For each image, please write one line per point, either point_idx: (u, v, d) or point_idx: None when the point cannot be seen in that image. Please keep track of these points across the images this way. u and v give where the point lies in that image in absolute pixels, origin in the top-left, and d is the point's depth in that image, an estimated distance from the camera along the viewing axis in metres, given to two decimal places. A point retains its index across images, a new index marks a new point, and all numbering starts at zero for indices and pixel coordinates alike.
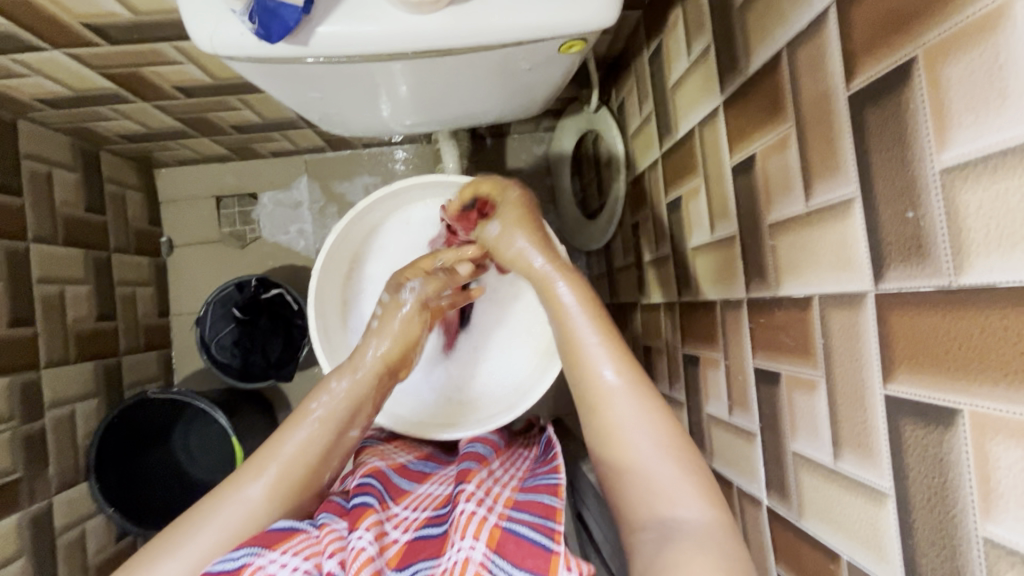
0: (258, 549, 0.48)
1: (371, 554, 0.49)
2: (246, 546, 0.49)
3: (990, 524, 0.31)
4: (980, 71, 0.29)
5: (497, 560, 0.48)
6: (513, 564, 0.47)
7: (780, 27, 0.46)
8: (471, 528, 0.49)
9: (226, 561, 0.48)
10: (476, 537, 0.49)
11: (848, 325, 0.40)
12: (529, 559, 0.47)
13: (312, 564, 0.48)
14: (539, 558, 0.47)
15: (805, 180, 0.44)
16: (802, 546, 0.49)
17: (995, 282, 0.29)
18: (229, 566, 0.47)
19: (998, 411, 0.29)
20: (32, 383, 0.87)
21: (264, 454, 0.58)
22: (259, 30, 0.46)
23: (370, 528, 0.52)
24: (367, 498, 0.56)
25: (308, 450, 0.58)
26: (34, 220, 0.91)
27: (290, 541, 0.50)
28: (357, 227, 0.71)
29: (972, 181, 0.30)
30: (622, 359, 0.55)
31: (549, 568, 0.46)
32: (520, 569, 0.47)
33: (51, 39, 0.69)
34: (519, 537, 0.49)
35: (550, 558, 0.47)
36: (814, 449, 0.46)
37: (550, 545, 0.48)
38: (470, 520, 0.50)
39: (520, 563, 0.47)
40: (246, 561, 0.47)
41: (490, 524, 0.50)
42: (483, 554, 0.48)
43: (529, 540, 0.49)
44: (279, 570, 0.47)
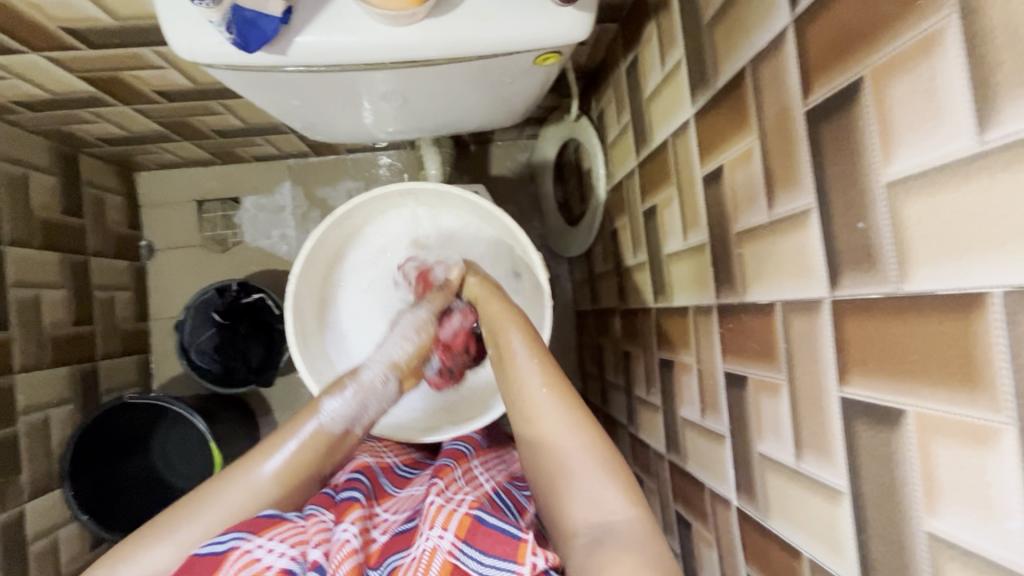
0: (244, 534, 0.49)
1: (354, 547, 0.50)
2: (234, 531, 0.49)
3: (933, 519, 0.32)
4: (919, 90, 0.31)
5: (466, 548, 0.48)
6: (484, 552, 0.48)
7: (744, 44, 0.48)
8: (440, 518, 0.50)
9: (213, 545, 0.48)
10: (445, 527, 0.50)
11: (808, 330, 0.42)
12: (498, 546, 0.47)
13: (298, 551, 0.48)
14: (508, 545, 0.47)
15: (768, 191, 0.46)
16: (768, 545, 0.50)
17: (935, 289, 0.31)
18: (217, 551, 0.48)
19: (939, 412, 0.31)
20: (5, 388, 0.86)
21: (272, 438, 0.59)
22: (237, 40, 0.46)
23: (354, 522, 0.52)
24: (354, 493, 0.57)
25: (313, 443, 0.59)
26: (9, 223, 0.89)
27: (277, 528, 0.50)
28: (336, 233, 0.71)
29: (914, 194, 0.32)
30: (558, 385, 0.56)
31: (517, 554, 0.46)
32: (488, 556, 0.47)
33: (29, 42, 0.69)
34: (489, 526, 0.49)
35: (519, 544, 0.47)
36: (778, 450, 0.48)
37: (517, 533, 0.48)
38: (438, 510, 0.51)
39: (489, 549, 0.47)
40: (233, 545, 0.48)
41: (461, 514, 0.50)
42: (451, 542, 0.49)
43: (498, 527, 0.48)
44: (265, 556, 0.47)
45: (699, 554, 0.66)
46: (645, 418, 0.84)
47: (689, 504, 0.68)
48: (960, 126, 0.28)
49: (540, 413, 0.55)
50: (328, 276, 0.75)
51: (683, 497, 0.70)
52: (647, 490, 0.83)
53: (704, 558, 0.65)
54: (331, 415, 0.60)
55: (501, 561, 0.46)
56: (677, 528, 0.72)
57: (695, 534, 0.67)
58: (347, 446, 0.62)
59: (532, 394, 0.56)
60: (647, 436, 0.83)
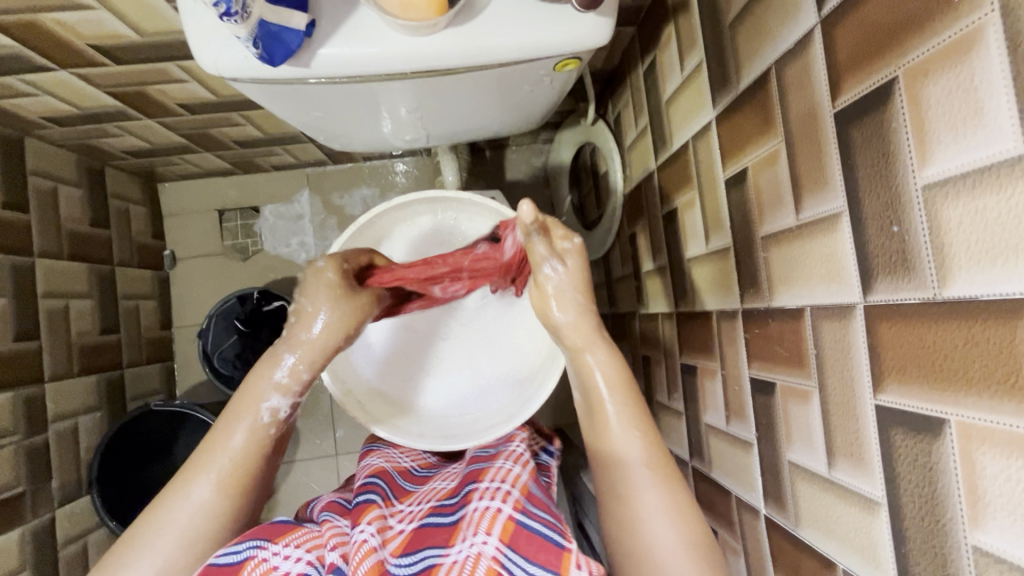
0: (261, 542, 0.47)
1: (373, 546, 0.48)
2: (249, 538, 0.48)
3: (978, 532, 0.31)
4: (957, 91, 0.30)
5: (510, 553, 0.47)
6: (527, 559, 0.46)
7: (768, 45, 0.48)
8: (484, 524, 0.48)
9: (227, 554, 0.46)
10: (489, 532, 0.48)
11: (839, 336, 0.41)
12: (542, 554, 0.46)
13: (314, 556, 0.48)
14: (552, 553, 0.46)
15: (795, 195, 0.45)
16: (800, 556, 0.49)
17: (977, 295, 0.30)
18: (232, 560, 0.46)
19: (984, 422, 0.30)
20: (36, 397, 0.88)
21: (206, 449, 0.55)
22: (262, 54, 0.47)
23: (371, 522, 0.51)
24: (371, 496, 0.56)
25: (250, 445, 0.55)
26: (40, 236, 0.92)
27: (291, 535, 0.49)
28: (362, 238, 0.70)
29: (952, 197, 0.31)
30: (645, 438, 0.53)
31: (561, 565, 0.46)
32: (533, 564, 0.46)
33: (59, 60, 0.71)
34: (532, 531, 0.48)
35: (564, 555, 0.46)
36: (809, 458, 0.47)
37: (562, 542, 0.47)
38: (482, 515, 0.49)
39: (532, 557, 0.46)
40: (249, 555, 0.46)
41: (504, 517, 0.49)
42: (496, 548, 0.47)
43: (542, 534, 0.48)
44: (281, 562, 0.47)
45: (726, 563, 0.65)
46: (666, 423, 0.83)
47: (714, 512, 0.67)
48: (1001, 128, 0.28)
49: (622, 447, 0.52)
50: None
51: (708, 505, 0.69)
52: None
53: (731, 567, 0.64)
54: (274, 403, 0.56)
55: (545, 572, 0.45)
56: None
57: (722, 543, 0.65)
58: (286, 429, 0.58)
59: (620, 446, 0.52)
60: (669, 443, 0.82)
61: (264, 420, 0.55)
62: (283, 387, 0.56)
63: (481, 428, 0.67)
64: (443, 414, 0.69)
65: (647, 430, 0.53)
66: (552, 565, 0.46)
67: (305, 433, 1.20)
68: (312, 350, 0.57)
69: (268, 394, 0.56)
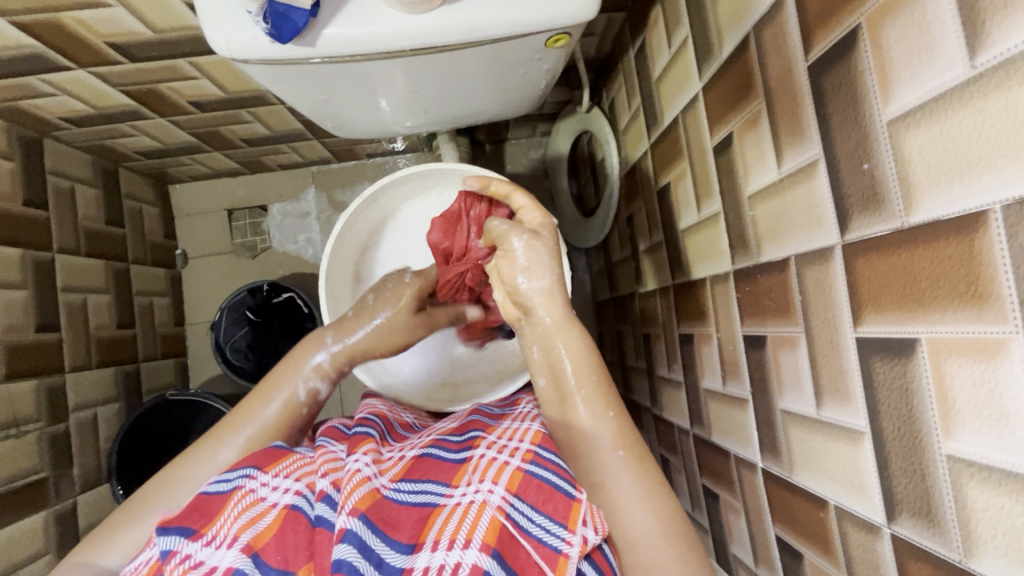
0: (250, 472, 0.48)
1: (366, 475, 0.48)
2: (239, 468, 0.49)
3: (951, 441, 0.33)
4: (912, 30, 0.32)
5: (516, 502, 0.48)
6: (533, 508, 0.47)
7: (746, 13, 0.51)
8: (490, 473, 0.50)
9: (218, 483, 0.48)
10: (495, 482, 0.49)
11: (821, 279, 0.43)
12: (550, 503, 0.47)
13: (303, 485, 0.49)
14: (560, 504, 0.47)
15: (776, 151, 0.48)
16: (795, 500, 0.51)
17: (938, 217, 0.32)
18: (221, 489, 0.47)
19: (951, 334, 0.32)
20: (57, 387, 0.91)
21: (236, 418, 0.56)
22: (271, 30, 0.50)
23: (367, 453, 0.52)
24: (369, 429, 0.57)
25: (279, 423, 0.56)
26: (59, 232, 0.96)
27: (282, 465, 0.50)
28: (365, 216, 0.74)
29: (913, 128, 0.33)
30: (617, 422, 0.53)
31: (569, 517, 0.46)
32: (540, 513, 0.47)
33: (78, 59, 0.75)
34: (542, 481, 0.49)
35: (571, 505, 0.47)
36: (799, 403, 0.48)
37: (572, 492, 0.48)
38: (490, 465, 0.51)
39: (539, 505, 0.47)
40: (238, 484, 0.48)
41: (511, 469, 0.50)
42: (502, 498, 0.47)
43: (551, 484, 0.49)
44: (270, 493, 0.47)
45: (728, 524, 0.66)
46: (668, 396, 0.84)
47: (715, 475, 0.69)
48: (951, 57, 0.30)
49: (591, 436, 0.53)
50: (364, 257, 0.77)
51: (709, 469, 0.70)
52: (674, 469, 0.83)
53: (732, 527, 0.65)
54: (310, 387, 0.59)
55: (553, 522, 0.46)
56: (704, 501, 0.73)
57: (723, 505, 0.67)
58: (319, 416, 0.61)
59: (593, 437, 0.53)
60: (671, 415, 0.83)
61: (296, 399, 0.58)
62: (318, 371, 0.59)
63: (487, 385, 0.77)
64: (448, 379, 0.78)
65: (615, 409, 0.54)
66: (560, 515, 0.46)
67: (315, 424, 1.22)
68: (348, 347, 0.62)
69: (308, 376, 0.59)
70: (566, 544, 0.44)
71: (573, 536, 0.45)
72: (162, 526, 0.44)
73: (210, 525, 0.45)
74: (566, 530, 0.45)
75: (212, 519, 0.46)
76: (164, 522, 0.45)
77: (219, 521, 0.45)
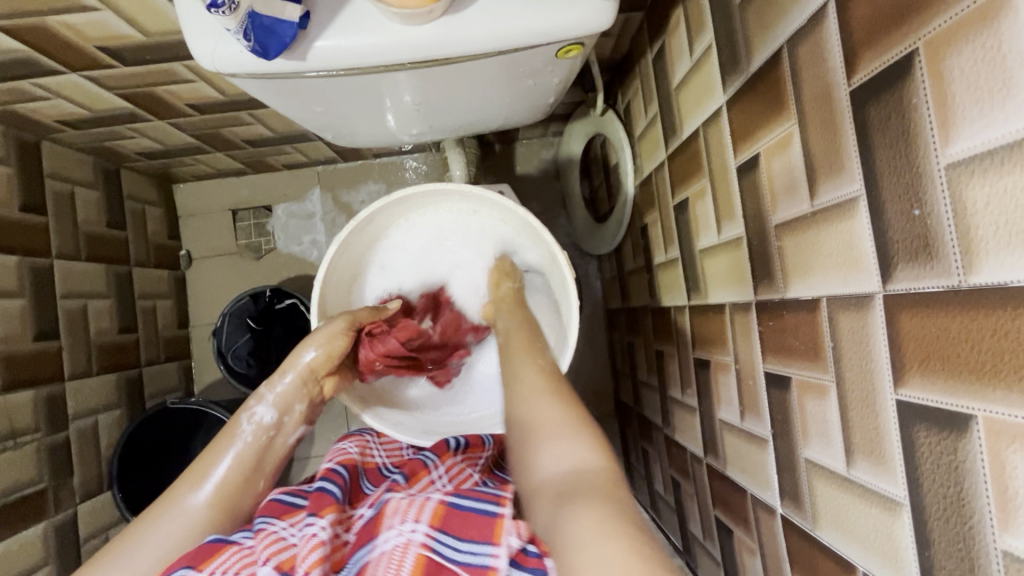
0: (184, 574, 0.42)
1: (323, 540, 0.45)
2: (171, 573, 0.42)
3: (1008, 536, 0.29)
4: (984, 63, 0.28)
5: (440, 536, 0.46)
6: (460, 537, 0.45)
7: (778, 25, 0.46)
8: (411, 511, 0.47)
9: None
10: (417, 519, 0.47)
11: (857, 328, 0.39)
12: (471, 530, 0.46)
13: (247, 574, 0.43)
14: (484, 525, 0.46)
15: (809, 180, 0.43)
16: (818, 557, 0.47)
17: (1007, 282, 0.28)
18: None
19: (1015, 418, 0.28)
20: (57, 395, 0.90)
21: (198, 463, 0.55)
22: (256, 46, 0.46)
23: (327, 517, 0.48)
24: (328, 487, 0.53)
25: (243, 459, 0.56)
26: (57, 237, 0.94)
27: (218, 559, 0.44)
28: (368, 228, 0.70)
29: (979, 176, 0.29)
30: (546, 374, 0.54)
31: (493, 534, 0.44)
32: (465, 541, 0.45)
33: (68, 63, 0.72)
34: (463, 510, 0.47)
35: (495, 521, 0.45)
36: (826, 456, 0.44)
37: (493, 510, 0.46)
38: (410, 503, 0.48)
39: (462, 535, 0.46)
40: None
41: (432, 502, 0.48)
42: (424, 534, 0.46)
43: (471, 510, 0.47)
44: None
45: (742, 564, 0.63)
46: (681, 419, 0.80)
47: (729, 510, 0.65)
48: None
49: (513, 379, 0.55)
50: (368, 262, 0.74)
51: (723, 503, 0.67)
52: (685, 495, 0.80)
53: (747, 567, 0.62)
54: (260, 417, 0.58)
55: (478, 544, 0.44)
56: (717, 534, 0.69)
57: (737, 542, 0.64)
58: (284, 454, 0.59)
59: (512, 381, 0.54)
60: (683, 439, 0.79)
61: (247, 434, 0.57)
62: (272, 400, 0.59)
63: (486, 425, 0.70)
64: (445, 415, 0.73)
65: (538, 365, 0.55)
66: (484, 535, 0.45)
67: (320, 430, 1.21)
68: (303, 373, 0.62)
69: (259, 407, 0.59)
70: (493, 557, 0.43)
71: (499, 549, 0.43)
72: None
73: None
74: (492, 545, 0.44)
75: None
76: None
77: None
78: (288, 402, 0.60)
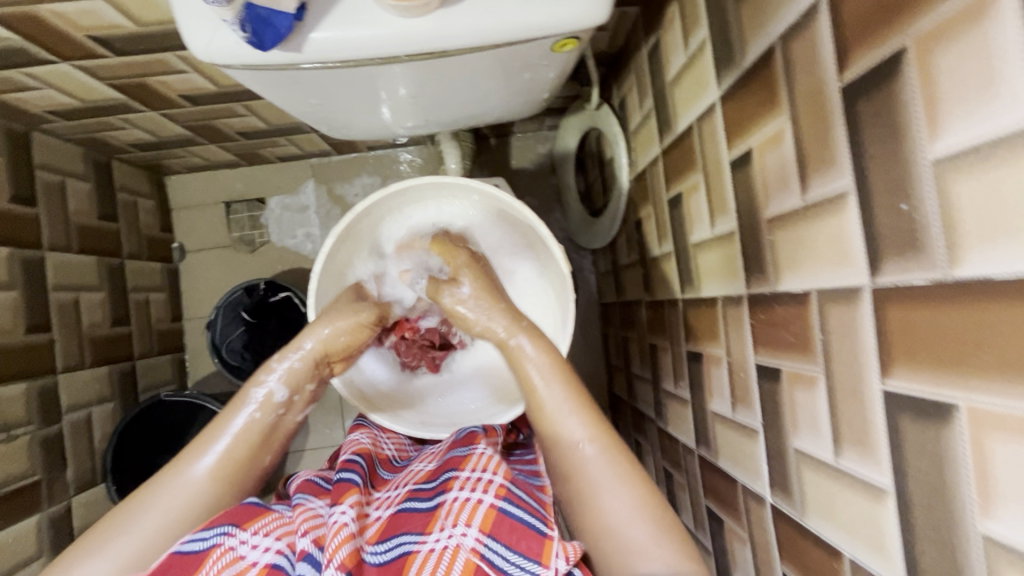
0: (229, 529, 0.48)
1: (351, 531, 0.49)
2: (216, 526, 0.48)
3: (989, 521, 0.30)
4: (971, 59, 0.28)
5: (490, 543, 0.48)
6: (507, 546, 0.48)
7: (771, 21, 0.46)
8: (463, 515, 0.49)
9: (192, 541, 0.46)
10: (468, 523, 0.49)
11: (846, 320, 0.40)
12: (522, 542, 0.48)
13: (284, 544, 0.49)
14: (533, 541, 0.48)
15: (801, 175, 0.44)
16: (806, 545, 0.48)
17: (990, 275, 0.29)
18: (196, 548, 0.46)
19: (996, 407, 0.29)
20: (49, 388, 0.89)
21: (202, 436, 0.56)
22: (251, 38, 0.46)
23: (353, 505, 0.51)
24: (352, 476, 0.56)
25: (248, 435, 0.56)
26: (48, 228, 0.93)
27: (261, 522, 0.50)
28: (366, 220, 0.71)
29: (965, 171, 0.29)
30: (596, 423, 0.53)
31: (542, 553, 0.46)
32: (513, 551, 0.47)
33: (59, 52, 0.71)
34: (514, 520, 0.49)
35: (544, 541, 0.47)
36: (815, 446, 0.45)
37: (544, 529, 0.48)
38: (461, 506, 0.50)
39: (512, 544, 0.48)
40: (215, 542, 0.47)
41: (485, 506, 0.50)
42: (475, 540, 0.48)
43: (523, 522, 0.49)
44: (250, 552, 0.47)
45: (733, 553, 0.64)
46: (674, 411, 0.81)
47: (720, 500, 0.66)
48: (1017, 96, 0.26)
49: (562, 425, 0.53)
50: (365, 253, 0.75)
51: (714, 494, 0.68)
52: (677, 486, 0.81)
53: (737, 556, 0.63)
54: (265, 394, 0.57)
55: (525, 560, 0.46)
56: (708, 524, 0.70)
57: (728, 532, 0.65)
58: (287, 432, 0.59)
59: (563, 430, 0.53)
60: (676, 431, 0.81)
61: (254, 409, 0.57)
62: (284, 376, 0.59)
63: (487, 415, 0.70)
64: (441, 406, 0.73)
65: (586, 410, 0.54)
66: (533, 552, 0.47)
67: (315, 423, 1.21)
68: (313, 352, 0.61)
69: (266, 380, 0.58)
70: None
71: (547, 571, 0.45)
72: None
73: None
74: (541, 565, 0.46)
75: None
76: None
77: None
78: (297, 380, 0.59)
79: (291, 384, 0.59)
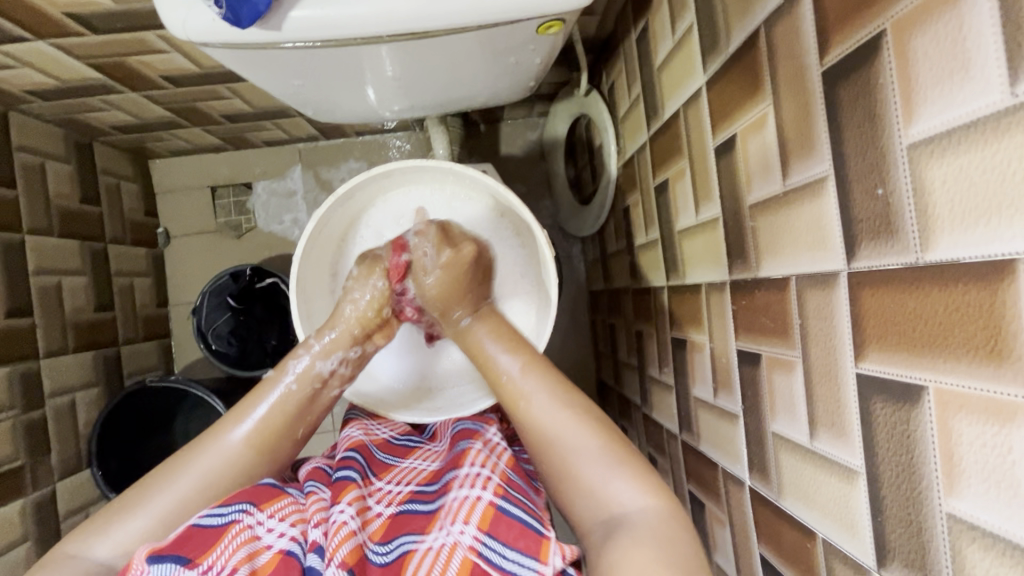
0: (247, 507, 0.48)
1: (353, 530, 0.49)
2: (235, 502, 0.48)
3: (953, 499, 0.31)
4: (945, 43, 0.29)
5: (488, 540, 0.48)
6: (505, 544, 0.47)
7: (756, 5, 0.46)
8: (461, 513, 0.49)
9: (211, 516, 0.47)
10: (466, 521, 0.49)
11: (822, 305, 0.40)
12: (520, 539, 0.47)
13: (298, 531, 0.50)
14: (531, 540, 0.47)
15: (782, 161, 0.44)
16: (782, 526, 0.49)
17: (959, 257, 0.29)
18: (215, 523, 0.47)
19: (962, 388, 0.29)
20: (32, 373, 0.88)
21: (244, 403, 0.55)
22: (228, 14, 0.46)
23: (352, 503, 0.51)
24: (351, 472, 0.55)
25: (285, 404, 0.55)
26: (28, 211, 0.91)
27: (279, 505, 0.51)
28: (348, 204, 0.70)
29: (938, 156, 0.30)
30: (532, 368, 0.56)
31: (540, 552, 0.46)
32: (511, 548, 0.47)
33: (34, 30, 0.70)
34: (513, 518, 0.49)
35: (542, 541, 0.47)
36: (791, 429, 0.46)
37: (541, 529, 0.48)
38: (460, 504, 0.50)
39: (511, 542, 0.47)
40: (234, 518, 0.47)
41: (483, 504, 0.50)
42: (472, 538, 0.48)
43: (522, 521, 0.49)
44: (267, 535, 0.49)
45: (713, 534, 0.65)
46: (659, 398, 0.82)
47: (702, 484, 0.67)
48: (989, 80, 0.26)
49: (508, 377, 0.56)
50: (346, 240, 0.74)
51: (696, 477, 0.69)
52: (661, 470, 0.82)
53: (717, 538, 0.64)
54: (307, 366, 0.57)
55: (523, 556, 0.46)
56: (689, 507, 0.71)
57: (708, 514, 0.66)
58: (326, 404, 0.58)
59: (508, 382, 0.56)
60: (660, 416, 0.81)
61: (294, 382, 0.56)
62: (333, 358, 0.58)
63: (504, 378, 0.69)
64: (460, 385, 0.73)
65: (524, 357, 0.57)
66: (531, 550, 0.47)
67: None
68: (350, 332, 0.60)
69: (301, 354, 0.57)
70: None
71: (546, 568, 0.45)
72: (153, 555, 0.43)
73: (205, 555, 0.45)
74: (539, 561, 0.46)
75: (209, 548, 0.45)
76: (155, 549, 0.43)
77: (216, 551, 0.45)
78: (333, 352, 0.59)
79: (336, 352, 0.59)
